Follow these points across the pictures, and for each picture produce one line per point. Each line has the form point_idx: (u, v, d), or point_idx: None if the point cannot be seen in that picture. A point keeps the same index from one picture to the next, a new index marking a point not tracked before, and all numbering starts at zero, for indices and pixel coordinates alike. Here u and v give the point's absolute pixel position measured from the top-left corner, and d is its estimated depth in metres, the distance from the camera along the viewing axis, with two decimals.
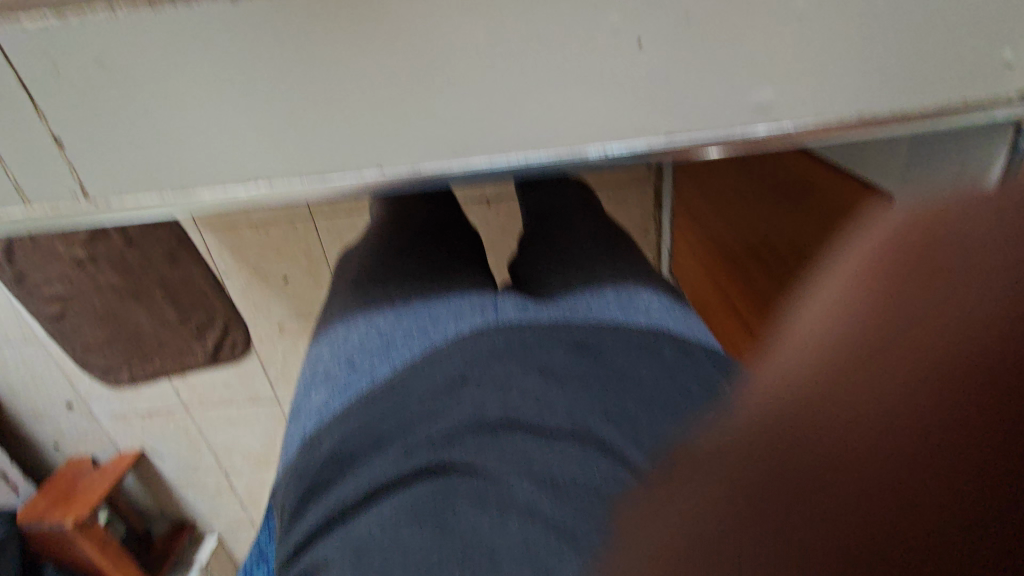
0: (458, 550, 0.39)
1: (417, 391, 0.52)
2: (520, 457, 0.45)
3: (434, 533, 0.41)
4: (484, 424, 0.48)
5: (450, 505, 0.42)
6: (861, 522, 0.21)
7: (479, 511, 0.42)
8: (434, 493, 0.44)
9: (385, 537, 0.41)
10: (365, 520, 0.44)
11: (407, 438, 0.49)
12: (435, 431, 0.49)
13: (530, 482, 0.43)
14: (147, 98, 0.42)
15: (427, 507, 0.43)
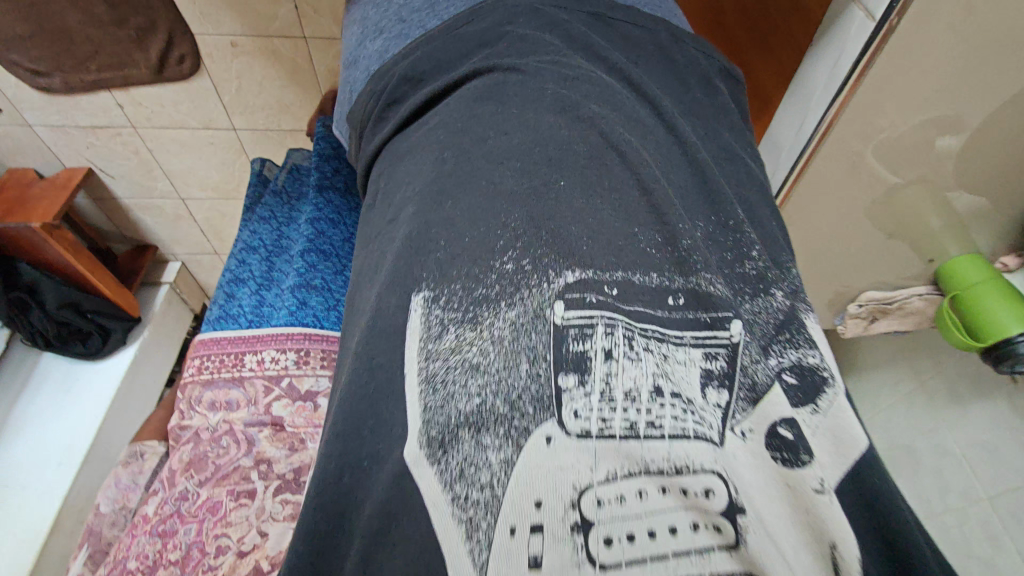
0: (551, 336, 0.36)
1: (482, 116, 0.46)
2: (571, 231, 0.40)
3: (518, 319, 0.37)
4: (552, 123, 0.44)
5: (490, 260, 0.39)
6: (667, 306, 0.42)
7: (528, 283, 0.38)
8: (472, 216, 0.41)
9: (431, 323, 0.38)
10: (411, 237, 0.41)
11: (480, 208, 0.41)
12: (501, 171, 0.43)
13: (649, 282, 0.39)
14: None
15: (472, 230, 0.40)
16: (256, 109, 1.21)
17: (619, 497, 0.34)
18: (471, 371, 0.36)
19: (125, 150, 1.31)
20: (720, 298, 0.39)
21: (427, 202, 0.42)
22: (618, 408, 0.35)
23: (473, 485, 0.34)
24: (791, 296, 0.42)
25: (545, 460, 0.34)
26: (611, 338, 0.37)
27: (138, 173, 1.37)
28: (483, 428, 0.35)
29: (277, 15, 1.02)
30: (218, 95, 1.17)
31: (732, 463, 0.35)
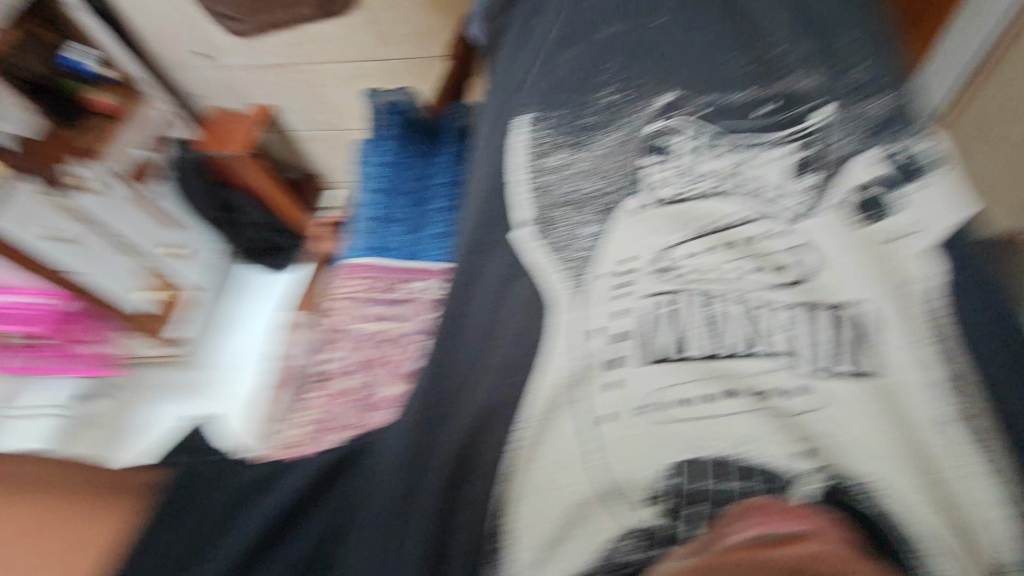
0: (638, 138, 0.49)
1: (603, 3, 0.58)
2: (663, 66, 0.53)
3: (607, 140, 0.50)
4: (660, 2, 0.57)
5: (580, 109, 0.52)
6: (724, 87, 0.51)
7: (622, 106, 0.51)
8: (569, 87, 0.53)
9: (537, 148, 0.50)
10: (524, 95, 0.54)
11: (581, 69, 0.54)
12: (602, 32, 0.56)
13: (729, 105, 0.50)
14: None
15: (571, 82, 0.53)
16: (403, 39, 1.27)
17: (691, 245, 0.43)
18: (573, 173, 0.49)
19: (298, 87, 1.49)
20: (803, 102, 0.48)
21: (535, 70, 0.55)
22: (694, 180, 0.46)
23: (567, 244, 0.45)
24: (890, 105, 0.47)
25: (629, 223, 0.45)
26: (691, 138, 0.48)
27: (308, 104, 1.55)
28: (580, 203, 0.47)
29: None
30: (371, 27, 1.25)
31: (807, 226, 0.43)
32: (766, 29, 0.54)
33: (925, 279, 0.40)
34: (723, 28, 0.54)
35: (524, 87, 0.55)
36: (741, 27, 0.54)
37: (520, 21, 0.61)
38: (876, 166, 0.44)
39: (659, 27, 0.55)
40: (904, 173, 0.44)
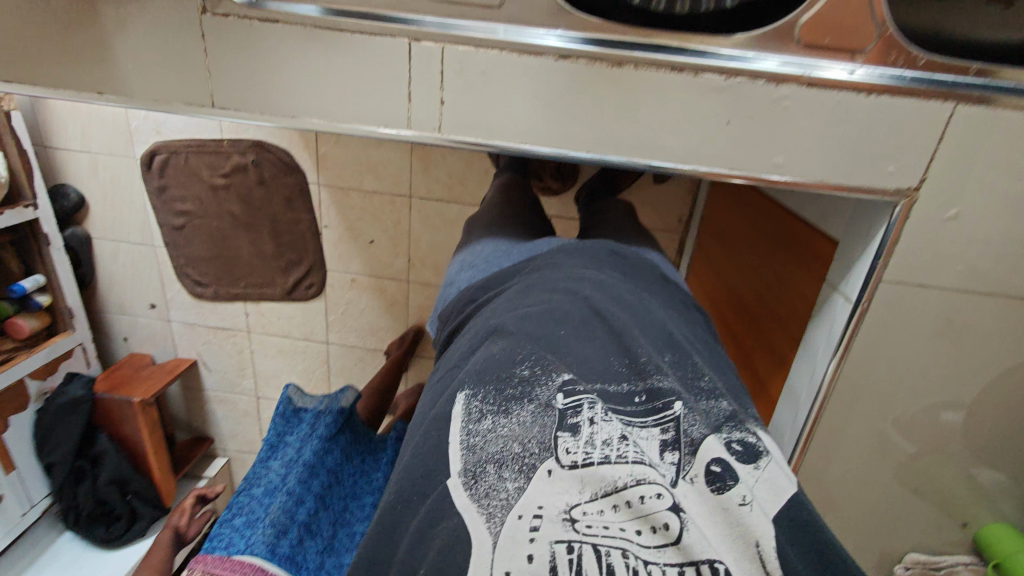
0: (556, 406, 0.36)
1: (535, 278, 0.50)
2: (566, 349, 0.40)
3: (530, 397, 0.37)
4: (580, 277, 0.48)
5: (512, 363, 0.39)
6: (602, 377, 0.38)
7: (536, 368, 0.39)
8: (501, 342, 0.42)
9: (470, 408, 0.38)
10: (470, 358, 0.43)
11: (507, 334, 0.42)
12: (529, 303, 0.45)
13: (614, 387, 0.38)
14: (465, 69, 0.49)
15: (499, 352, 0.41)
16: (351, 329, 1.46)
17: (596, 501, 0.32)
18: (503, 429, 0.36)
19: (230, 347, 1.54)
20: (666, 387, 0.38)
21: (472, 338, 0.46)
22: (607, 451, 0.34)
23: (489, 499, 0.33)
24: (733, 407, 0.39)
25: (542, 492, 0.33)
26: (593, 406, 0.36)
27: (233, 370, 1.58)
28: (503, 459, 0.35)
29: (394, 262, 1.37)
30: (325, 315, 1.45)
31: (684, 488, 0.33)
32: (644, 318, 0.44)
33: (767, 547, 0.31)
34: (609, 317, 0.43)
35: (460, 351, 0.46)
36: (620, 314, 0.44)
37: (470, 303, 0.54)
38: (695, 451, 0.35)
39: (578, 304, 0.44)
40: (730, 437, 0.36)
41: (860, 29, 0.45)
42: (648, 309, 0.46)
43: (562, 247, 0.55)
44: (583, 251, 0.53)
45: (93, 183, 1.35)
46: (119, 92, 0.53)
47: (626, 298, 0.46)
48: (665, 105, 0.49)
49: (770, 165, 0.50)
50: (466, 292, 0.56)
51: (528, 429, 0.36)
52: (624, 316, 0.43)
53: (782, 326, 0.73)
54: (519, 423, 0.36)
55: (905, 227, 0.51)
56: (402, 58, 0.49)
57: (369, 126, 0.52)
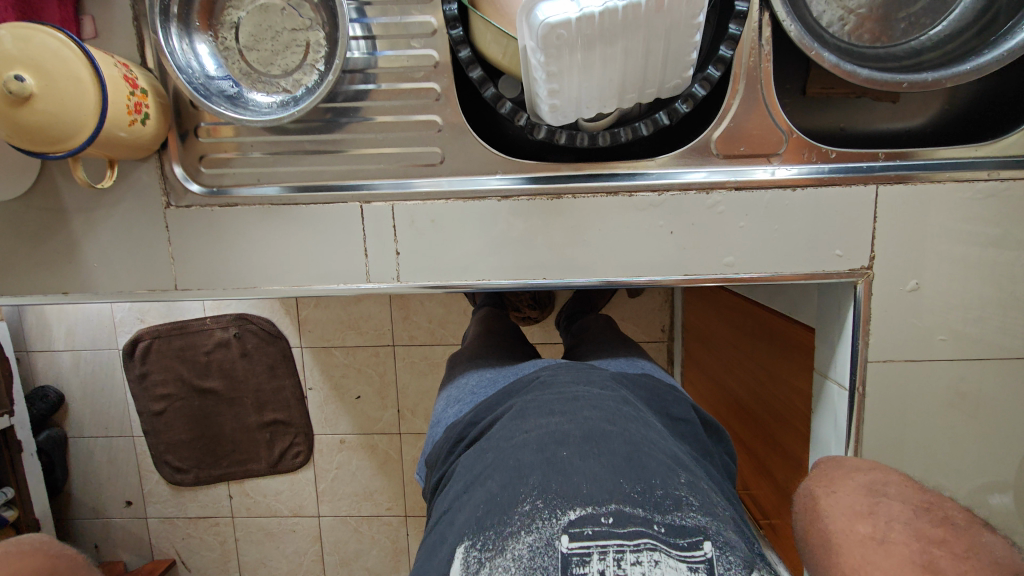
0: (561, 555, 0.33)
1: (531, 398, 0.46)
2: (572, 479, 0.36)
3: (537, 548, 0.33)
4: (576, 396, 0.44)
5: (516, 507, 0.35)
6: (618, 516, 0.34)
7: (542, 508, 0.35)
8: (499, 477, 0.38)
9: (470, 561, 0.34)
10: (466, 497, 0.39)
11: (505, 470, 0.38)
12: (526, 430, 0.41)
13: (631, 513, 0.34)
14: (412, 220, 0.52)
15: (498, 495, 0.36)
16: (343, 496, 1.36)
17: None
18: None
19: (212, 539, 1.40)
20: (691, 525, 0.35)
21: (467, 475, 0.41)
22: None
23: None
24: (753, 551, 0.37)
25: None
26: (605, 553, 0.33)
27: (216, 565, 1.41)
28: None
29: (382, 416, 1.32)
30: (315, 484, 1.36)
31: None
32: (651, 437, 0.41)
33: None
34: (615, 439, 0.39)
35: (457, 484, 0.42)
36: (625, 436, 0.40)
37: (459, 441, 0.50)
38: None
39: (580, 426, 0.40)
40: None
41: (767, 135, 0.50)
42: (656, 433, 0.43)
43: (555, 366, 0.53)
44: (577, 369, 0.51)
45: (73, 380, 1.33)
46: (84, 289, 0.54)
47: (630, 418, 0.43)
48: (609, 224, 0.51)
49: (721, 265, 0.51)
50: (453, 431, 0.51)
51: None
52: (631, 437, 0.40)
53: (788, 425, 0.69)
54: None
55: (871, 306, 0.51)
56: (355, 219, 0.52)
57: (330, 285, 0.53)
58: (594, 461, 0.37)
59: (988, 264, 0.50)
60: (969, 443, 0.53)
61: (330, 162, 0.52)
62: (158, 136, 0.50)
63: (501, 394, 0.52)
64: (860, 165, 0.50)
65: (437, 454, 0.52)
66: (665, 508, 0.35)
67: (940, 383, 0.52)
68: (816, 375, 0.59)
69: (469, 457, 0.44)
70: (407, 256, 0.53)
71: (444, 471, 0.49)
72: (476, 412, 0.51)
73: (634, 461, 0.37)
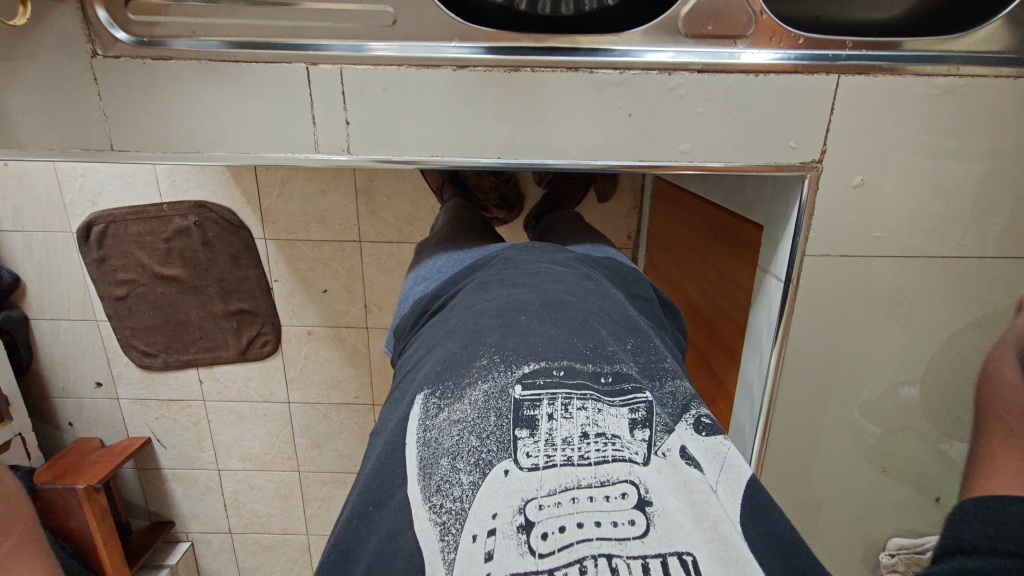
0: (513, 400, 0.35)
1: (497, 274, 0.50)
2: (528, 339, 0.39)
3: (491, 394, 0.36)
4: (538, 273, 0.48)
5: (474, 360, 0.38)
6: (568, 368, 0.37)
7: (497, 362, 0.38)
8: (461, 340, 0.41)
9: (429, 406, 0.37)
10: (431, 355, 0.42)
11: (467, 332, 0.41)
12: (489, 301, 0.45)
13: (580, 367, 0.37)
14: (364, 87, 0.49)
15: (459, 352, 0.40)
16: (312, 384, 1.41)
17: (552, 499, 0.30)
18: (462, 428, 0.34)
19: (185, 421, 1.46)
20: (635, 378, 0.37)
21: (432, 340, 0.45)
22: (571, 449, 0.32)
23: (444, 504, 0.31)
24: (697, 398, 0.39)
25: (497, 496, 0.31)
26: (554, 402, 0.35)
27: (191, 444, 1.48)
28: (460, 461, 0.32)
29: (349, 310, 1.34)
30: (284, 372, 1.40)
31: (653, 484, 0.31)
32: (605, 310, 0.45)
33: (735, 532, 0.29)
34: (570, 309, 0.43)
35: (424, 347, 0.45)
36: (581, 307, 0.43)
37: (423, 311, 0.52)
38: (669, 438, 0.33)
39: (539, 297, 0.44)
40: (699, 434, 0.35)
41: (737, 14, 0.47)
42: (610, 305, 0.46)
43: (521, 247, 0.55)
44: (538, 251, 0.54)
45: (28, 263, 1.29)
46: (12, 144, 0.51)
47: (586, 293, 0.46)
48: (567, 103, 0.50)
49: (676, 152, 0.51)
50: (419, 304, 0.54)
51: (488, 426, 0.34)
52: (585, 308, 0.44)
53: (730, 321, 0.73)
54: (474, 421, 0.34)
55: (815, 202, 0.52)
56: (302, 83, 0.49)
57: (279, 154, 0.52)
58: (550, 327, 0.40)
59: (932, 165, 0.51)
60: (886, 335, 0.57)
61: (270, 16, 0.48)
62: None
63: (469, 268, 0.54)
64: (826, 54, 0.48)
65: (403, 323, 0.55)
66: (611, 361, 0.38)
67: (869, 279, 0.55)
68: (759, 270, 0.62)
69: (436, 323, 0.48)
70: (360, 127, 0.51)
71: (409, 337, 0.52)
72: (443, 285, 0.54)
73: (586, 325, 0.41)
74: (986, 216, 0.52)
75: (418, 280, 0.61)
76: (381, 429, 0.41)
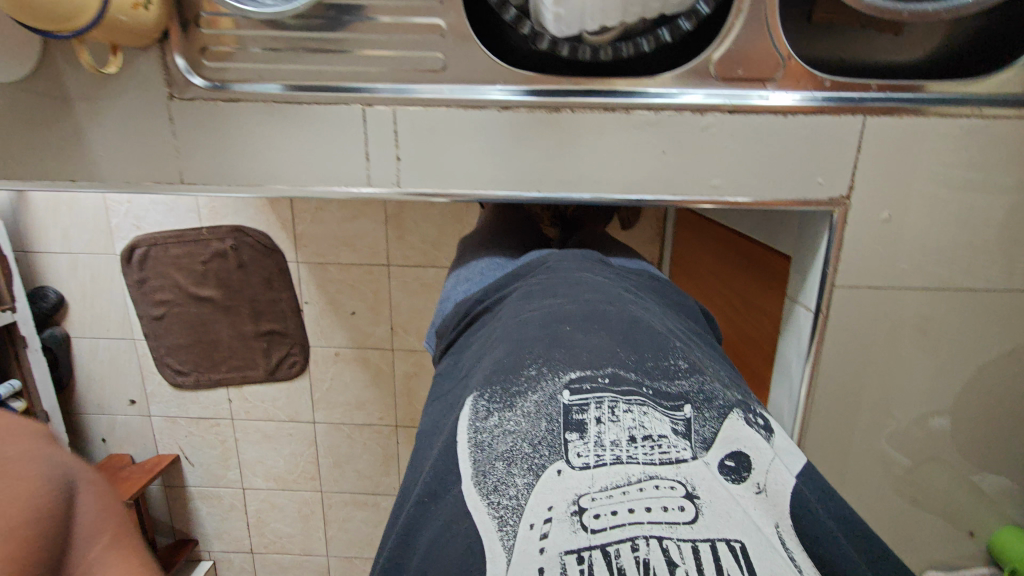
0: (562, 405, 0.35)
1: (540, 283, 0.51)
2: (574, 348, 0.39)
3: (541, 400, 0.36)
4: (580, 281, 0.49)
5: (521, 368, 0.39)
6: (614, 375, 0.37)
7: (544, 369, 0.38)
8: (507, 348, 0.42)
9: (478, 408, 0.38)
10: (480, 363, 0.43)
11: (513, 341, 0.42)
12: (534, 310, 0.46)
13: (625, 372, 0.37)
14: (415, 126, 0.53)
15: (506, 360, 0.40)
16: (337, 404, 1.44)
17: (605, 492, 0.31)
18: (515, 433, 0.35)
19: (213, 438, 1.49)
20: (680, 384, 0.37)
21: (480, 349, 0.46)
22: (622, 448, 0.33)
23: (500, 501, 0.32)
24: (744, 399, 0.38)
25: (552, 491, 0.32)
26: (601, 404, 0.35)
27: (217, 461, 1.51)
28: (515, 463, 0.33)
29: (376, 332, 1.38)
30: (311, 392, 1.43)
31: (700, 481, 0.31)
32: (646, 316, 0.44)
33: (780, 528, 0.31)
34: (613, 318, 0.43)
35: (474, 356, 0.46)
36: (624, 315, 0.43)
37: (469, 316, 0.55)
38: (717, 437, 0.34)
39: (583, 308, 0.44)
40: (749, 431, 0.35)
41: (766, 59, 0.51)
42: (649, 313, 0.47)
43: (566, 254, 0.57)
44: (583, 262, 0.56)
45: (72, 283, 1.36)
46: (91, 178, 0.55)
47: (628, 300, 0.47)
48: (605, 141, 0.53)
49: (709, 187, 0.53)
50: (463, 309, 0.56)
51: (539, 427, 0.35)
52: (628, 315, 0.43)
53: (758, 348, 0.74)
54: (524, 425, 0.35)
55: (844, 235, 0.54)
56: (359, 123, 0.53)
57: (333, 187, 0.55)
58: (595, 334, 0.41)
59: (959, 199, 0.53)
60: (917, 364, 0.58)
61: (330, 62, 0.52)
62: (160, 25, 0.50)
63: (513, 274, 0.56)
64: (852, 96, 0.51)
65: (448, 326, 0.57)
66: (654, 368, 0.38)
67: (899, 308, 0.56)
68: (788, 299, 0.63)
69: (481, 331, 0.50)
70: (409, 162, 0.54)
71: (455, 342, 0.55)
72: (485, 291, 0.56)
73: (629, 332, 0.41)
74: (1015, 249, 0.54)
75: (459, 287, 0.64)
76: (437, 425, 0.44)
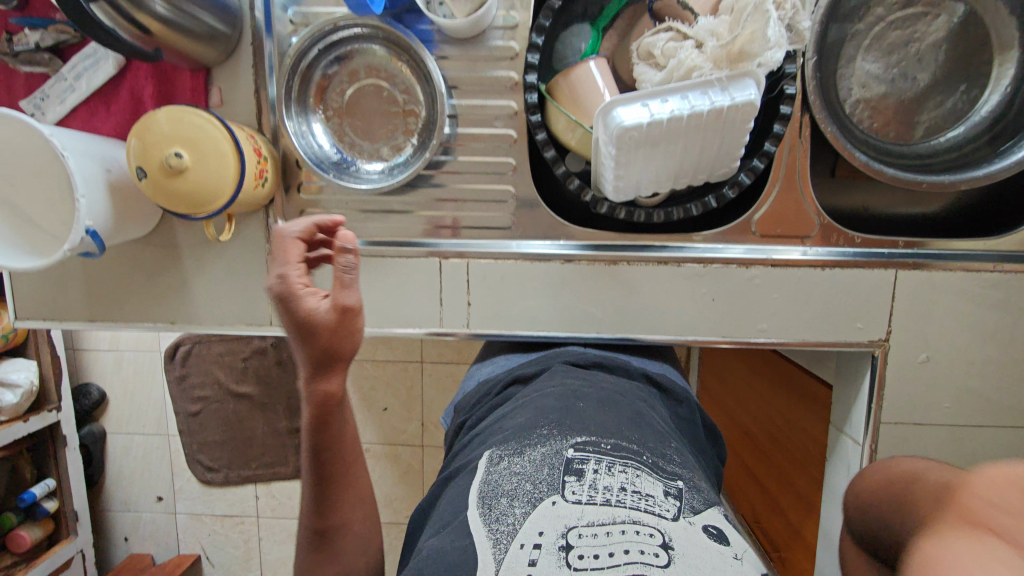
0: (565, 460, 0.36)
1: (552, 370, 0.52)
2: (584, 420, 0.40)
3: (547, 453, 0.37)
4: (592, 374, 0.51)
5: (534, 428, 0.40)
6: (618, 443, 0.38)
7: (555, 431, 0.39)
8: (526, 413, 0.43)
9: (493, 456, 0.38)
10: (497, 426, 0.45)
11: (532, 408, 0.44)
12: (551, 388, 0.47)
13: (628, 445, 0.38)
14: (485, 276, 0.59)
15: (524, 422, 0.42)
16: None
17: (591, 529, 0.31)
18: (521, 475, 0.35)
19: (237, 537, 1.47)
20: (677, 468, 0.37)
21: (496, 418, 0.47)
22: (612, 497, 0.33)
23: (496, 526, 0.32)
24: None
25: (543, 522, 0.32)
26: (601, 462, 0.35)
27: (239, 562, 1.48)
28: (516, 498, 0.34)
29: (406, 428, 1.39)
30: None
31: (678, 535, 0.30)
32: (653, 415, 0.46)
33: None
34: (623, 406, 0.44)
35: (491, 421, 0.47)
36: (633, 407, 0.45)
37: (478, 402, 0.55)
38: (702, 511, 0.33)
39: (597, 392, 0.46)
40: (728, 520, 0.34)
41: (800, 220, 0.57)
42: (649, 410, 0.47)
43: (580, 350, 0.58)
44: (600, 358, 0.56)
45: (115, 379, 1.40)
46: (189, 319, 0.61)
47: (633, 396, 0.48)
48: (658, 290, 0.58)
49: (756, 330, 0.58)
50: (474, 395, 0.57)
51: (542, 473, 0.35)
52: (637, 408, 0.45)
53: (802, 468, 0.76)
54: (528, 469, 0.36)
55: (886, 374, 0.58)
56: (435, 275, 0.59)
57: (408, 329, 0.60)
58: (608, 413, 0.42)
59: (990, 342, 0.57)
60: None
61: (411, 222, 0.60)
62: (269, 195, 0.57)
63: (524, 363, 0.56)
64: (882, 252, 0.57)
65: (459, 411, 0.57)
66: (655, 448, 0.39)
67: (944, 442, 0.59)
68: (833, 428, 0.66)
69: (491, 412, 0.50)
70: (479, 306, 0.60)
71: (463, 422, 0.54)
72: (492, 380, 0.57)
73: (637, 419, 0.42)
74: None
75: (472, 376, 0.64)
76: (440, 490, 0.43)
